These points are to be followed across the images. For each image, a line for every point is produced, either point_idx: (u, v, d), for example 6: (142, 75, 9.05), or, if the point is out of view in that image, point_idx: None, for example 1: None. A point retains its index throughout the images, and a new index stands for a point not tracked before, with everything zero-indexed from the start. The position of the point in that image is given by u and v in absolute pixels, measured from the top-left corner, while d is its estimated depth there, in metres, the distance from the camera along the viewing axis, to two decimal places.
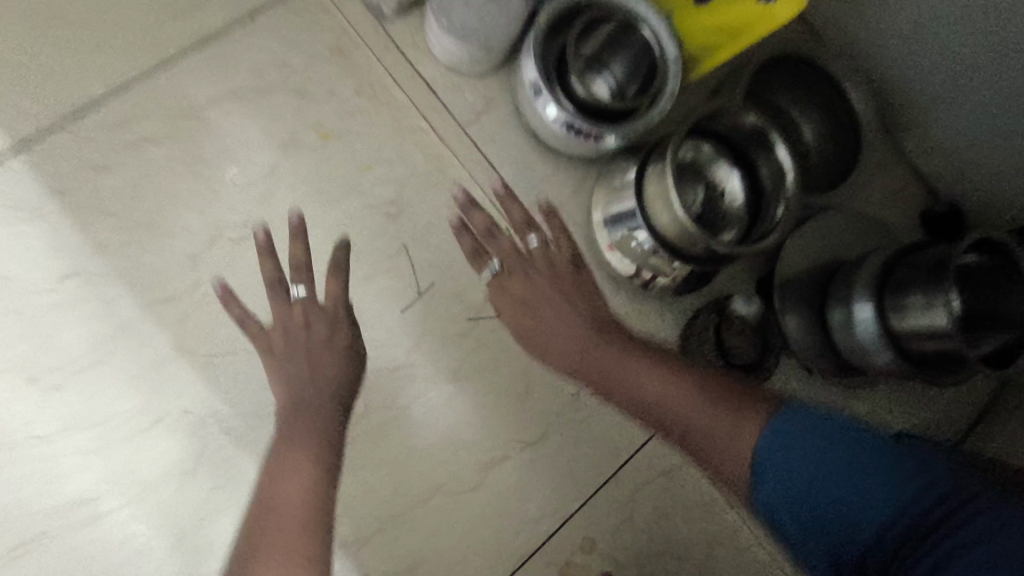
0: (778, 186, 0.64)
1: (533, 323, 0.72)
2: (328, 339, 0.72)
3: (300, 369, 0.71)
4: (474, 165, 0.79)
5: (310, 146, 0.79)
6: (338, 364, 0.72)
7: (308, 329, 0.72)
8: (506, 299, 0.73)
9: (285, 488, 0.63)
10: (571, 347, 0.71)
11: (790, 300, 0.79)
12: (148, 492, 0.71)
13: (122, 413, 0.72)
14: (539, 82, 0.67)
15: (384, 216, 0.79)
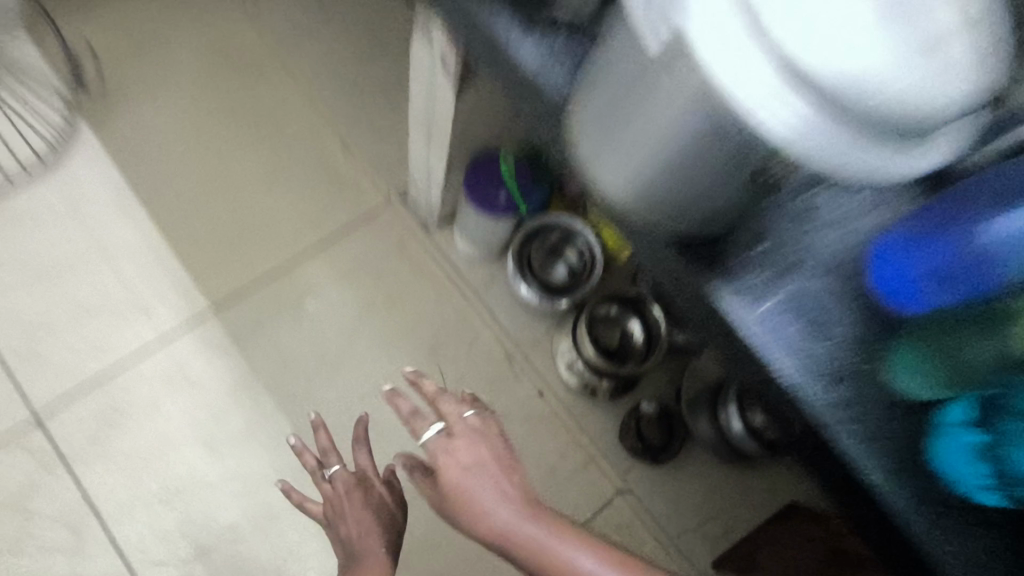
0: (659, 334, 1.09)
1: (477, 510, 0.63)
2: (377, 512, 0.81)
3: (349, 530, 0.80)
4: (484, 315, 1.25)
5: (381, 305, 1.26)
6: (370, 517, 0.81)
7: (361, 501, 0.82)
8: (453, 482, 0.65)
9: None
10: (495, 520, 0.63)
11: (697, 408, 1.15)
12: (273, 527, 1.13)
13: (259, 474, 1.15)
14: (515, 271, 1.14)
15: (426, 348, 1.25)
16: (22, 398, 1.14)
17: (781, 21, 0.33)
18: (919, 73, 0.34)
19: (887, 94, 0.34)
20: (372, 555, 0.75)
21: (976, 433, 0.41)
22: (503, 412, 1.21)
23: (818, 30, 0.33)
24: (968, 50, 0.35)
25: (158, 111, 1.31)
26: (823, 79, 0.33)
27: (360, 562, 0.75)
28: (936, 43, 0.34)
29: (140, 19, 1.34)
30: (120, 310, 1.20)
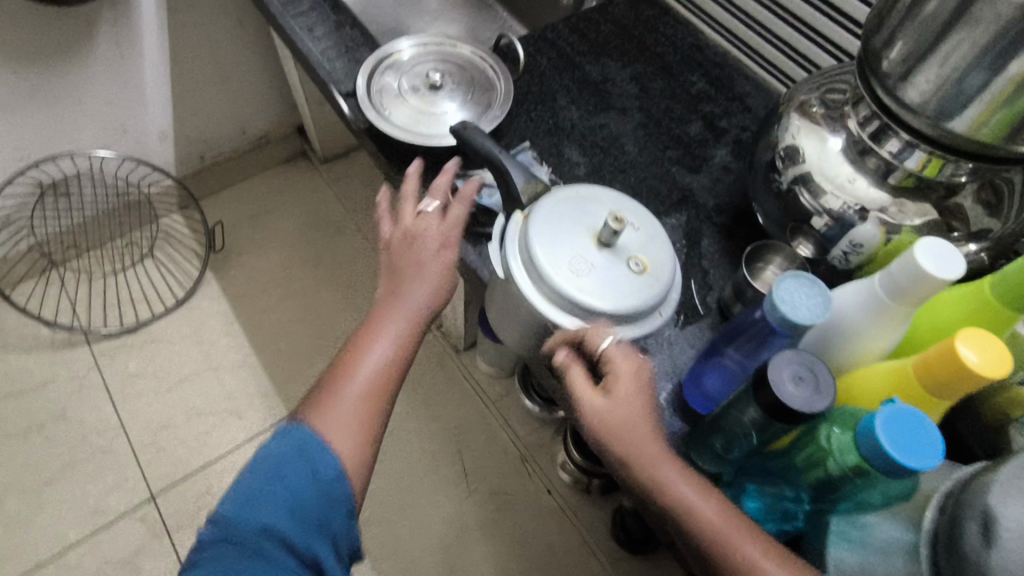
0: None
1: (648, 458, 0.52)
2: (441, 268, 0.70)
3: (405, 272, 0.69)
4: (503, 423, 1.54)
5: (419, 411, 1.56)
6: (444, 270, 0.70)
7: (428, 244, 0.71)
8: (624, 396, 0.54)
9: (374, 362, 0.64)
10: (644, 430, 0.53)
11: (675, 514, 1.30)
12: None
13: None
14: (520, 387, 1.48)
15: (452, 449, 1.52)
16: (143, 478, 1.47)
17: (553, 259, 0.60)
18: (634, 282, 0.60)
19: (619, 295, 0.59)
20: (424, 297, 0.69)
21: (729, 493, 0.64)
22: (514, 505, 1.47)
23: (574, 266, 0.60)
24: (665, 267, 0.61)
25: (264, 262, 1.76)
26: (580, 289, 0.59)
27: (410, 295, 0.68)
28: (645, 266, 0.60)
29: (262, 200, 1.86)
30: (221, 413, 1.56)
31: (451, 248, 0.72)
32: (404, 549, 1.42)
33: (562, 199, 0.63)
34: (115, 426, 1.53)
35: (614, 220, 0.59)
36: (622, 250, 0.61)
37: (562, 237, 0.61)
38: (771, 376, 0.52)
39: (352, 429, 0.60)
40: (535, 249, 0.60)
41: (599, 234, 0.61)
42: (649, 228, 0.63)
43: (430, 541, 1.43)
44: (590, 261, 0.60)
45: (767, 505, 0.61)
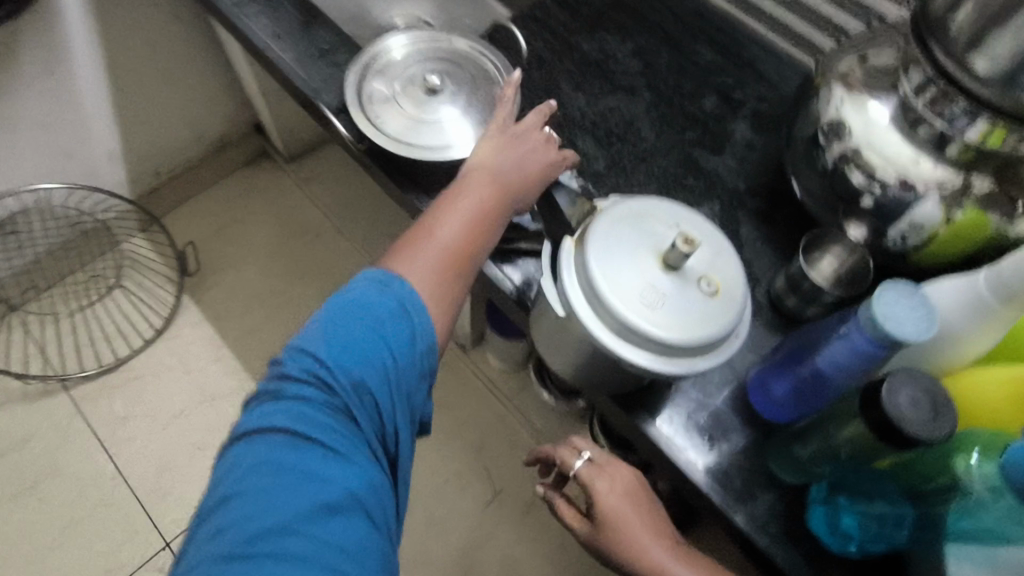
0: None
1: (646, 554, 0.61)
2: (538, 167, 0.73)
3: (506, 155, 0.72)
4: (520, 421, 1.54)
5: (432, 416, 1.53)
6: (542, 169, 0.73)
7: (530, 142, 0.74)
8: (610, 505, 0.64)
9: (460, 231, 0.68)
10: (637, 530, 0.62)
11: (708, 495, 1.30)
12: None
13: None
14: (536, 380, 1.44)
15: (473, 451, 1.51)
16: (153, 526, 1.40)
17: (621, 289, 0.54)
18: (710, 304, 0.55)
19: (699, 321, 0.54)
20: (520, 192, 0.71)
21: (825, 507, 0.63)
22: (543, 498, 1.46)
23: (645, 293, 0.54)
24: (737, 283, 0.56)
25: (243, 277, 1.66)
26: (656, 320, 0.53)
27: (508, 178, 0.71)
28: (718, 285, 0.56)
29: (228, 210, 1.74)
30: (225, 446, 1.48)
31: (552, 166, 0.74)
32: (439, 559, 1.40)
33: (616, 219, 0.57)
34: (111, 474, 1.44)
35: (684, 239, 0.53)
36: (692, 269, 0.56)
37: (626, 263, 0.55)
38: (886, 398, 0.48)
39: (437, 287, 0.65)
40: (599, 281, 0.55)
41: (666, 255, 0.56)
42: (714, 240, 0.58)
43: (463, 545, 1.41)
44: (661, 286, 0.55)
45: (869, 519, 0.61)
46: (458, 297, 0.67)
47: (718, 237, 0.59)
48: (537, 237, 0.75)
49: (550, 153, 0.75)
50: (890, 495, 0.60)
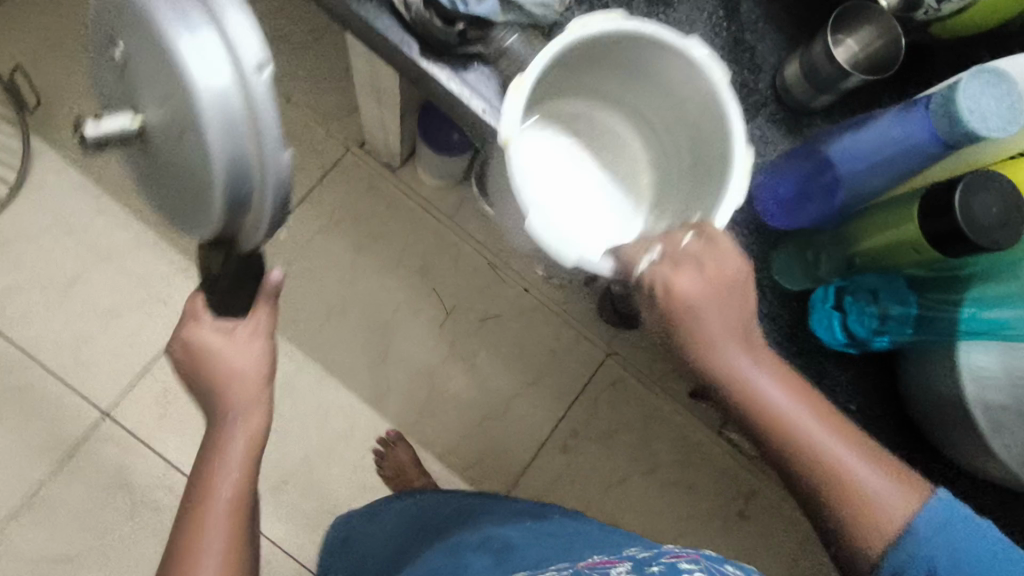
0: None
1: (752, 383, 0.60)
2: (244, 362, 0.72)
3: (211, 389, 0.71)
4: (464, 237, 1.43)
5: (370, 246, 1.42)
6: (257, 368, 0.72)
7: (223, 352, 0.71)
8: (716, 320, 0.60)
9: (219, 490, 0.66)
10: (737, 358, 0.60)
11: None
12: (334, 448, 1.38)
13: (308, 410, 1.37)
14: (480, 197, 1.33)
15: (418, 276, 1.42)
16: (84, 400, 1.28)
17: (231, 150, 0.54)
18: (169, 95, 0.55)
19: (176, 146, 0.57)
20: (241, 408, 0.70)
21: (837, 312, 0.63)
22: (497, 313, 1.43)
23: (171, 164, 0.60)
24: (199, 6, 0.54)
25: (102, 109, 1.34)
26: (186, 187, 0.60)
27: (230, 415, 0.70)
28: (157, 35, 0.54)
29: (55, 21, 1.34)
30: (141, 306, 1.32)
31: (262, 303, 0.73)
32: (403, 385, 1.40)
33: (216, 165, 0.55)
34: (14, 355, 1.28)
35: (84, 121, 0.59)
36: (145, 117, 0.59)
37: (145, 153, 0.63)
38: (960, 202, 0.48)
39: (228, 555, 0.64)
40: (160, 192, 0.65)
41: (125, 116, 0.59)
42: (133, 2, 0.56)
43: (422, 367, 1.41)
44: (144, 145, 0.62)
45: (876, 318, 0.63)
46: (254, 548, 0.69)
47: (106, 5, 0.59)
48: (511, 31, 0.62)
49: (248, 340, 0.73)
50: (899, 293, 0.62)
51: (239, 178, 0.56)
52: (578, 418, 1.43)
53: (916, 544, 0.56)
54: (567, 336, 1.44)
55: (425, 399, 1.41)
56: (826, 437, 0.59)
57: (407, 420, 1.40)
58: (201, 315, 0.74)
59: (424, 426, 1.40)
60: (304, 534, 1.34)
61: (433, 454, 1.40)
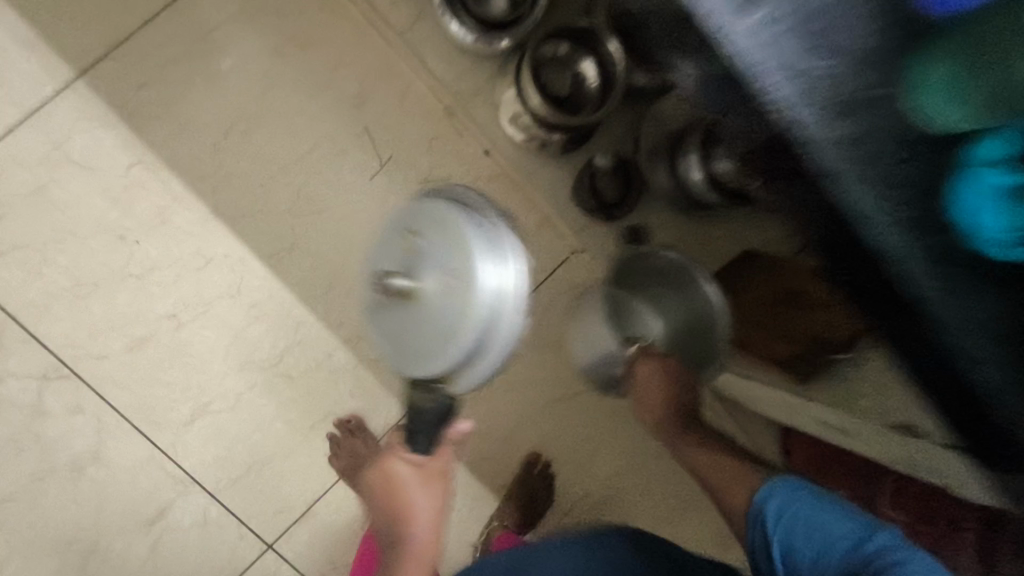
0: (613, 74, 0.94)
1: (656, 404, 0.97)
2: (424, 500, 0.82)
3: (385, 508, 0.83)
4: (415, 69, 1.11)
5: (293, 56, 1.08)
6: (428, 504, 0.82)
7: (410, 494, 0.81)
8: (651, 391, 0.96)
9: None
10: (655, 396, 0.96)
11: (658, 158, 1.04)
12: (209, 309, 1.07)
13: (181, 259, 1.06)
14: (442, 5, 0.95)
15: (350, 108, 1.11)
16: None
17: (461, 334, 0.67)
18: (458, 291, 0.67)
19: (427, 322, 0.68)
20: (421, 537, 0.81)
21: (1008, 172, 0.39)
22: (444, 176, 1.15)
23: (426, 320, 0.68)
24: (481, 296, 0.66)
25: None
26: (426, 341, 0.69)
27: (408, 541, 0.81)
28: (463, 307, 0.67)
29: None
30: None
31: (445, 449, 0.82)
32: (313, 248, 1.11)
33: (434, 356, 0.69)
34: None
35: (391, 282, 0.67)
36: (455, 269, 0.67)
37: (393, 319, 0.71)
38: None
39: None
40: (394, 331, 0.72)
41: (428, 363, 0.69)
42: (450, 232, 0.69)
43: (338, 227, 1.12)
44: (399, 315, 0.71)
45: None
46: None
47: (415, 216, 0.72)
48: None
49: (435, 487, 0.83)
50: None
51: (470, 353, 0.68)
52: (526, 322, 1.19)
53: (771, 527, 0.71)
54: (528, 218, 1.18)
55: (336, 270, 1.12)
56: (705, 457, 0.89)
57: (314, 292, 1.11)
58: (403, 457, 0.82)
59: (334, 303, 1.12)
60: (162, 411, 1.07)
61: (337, 340, 1.12)
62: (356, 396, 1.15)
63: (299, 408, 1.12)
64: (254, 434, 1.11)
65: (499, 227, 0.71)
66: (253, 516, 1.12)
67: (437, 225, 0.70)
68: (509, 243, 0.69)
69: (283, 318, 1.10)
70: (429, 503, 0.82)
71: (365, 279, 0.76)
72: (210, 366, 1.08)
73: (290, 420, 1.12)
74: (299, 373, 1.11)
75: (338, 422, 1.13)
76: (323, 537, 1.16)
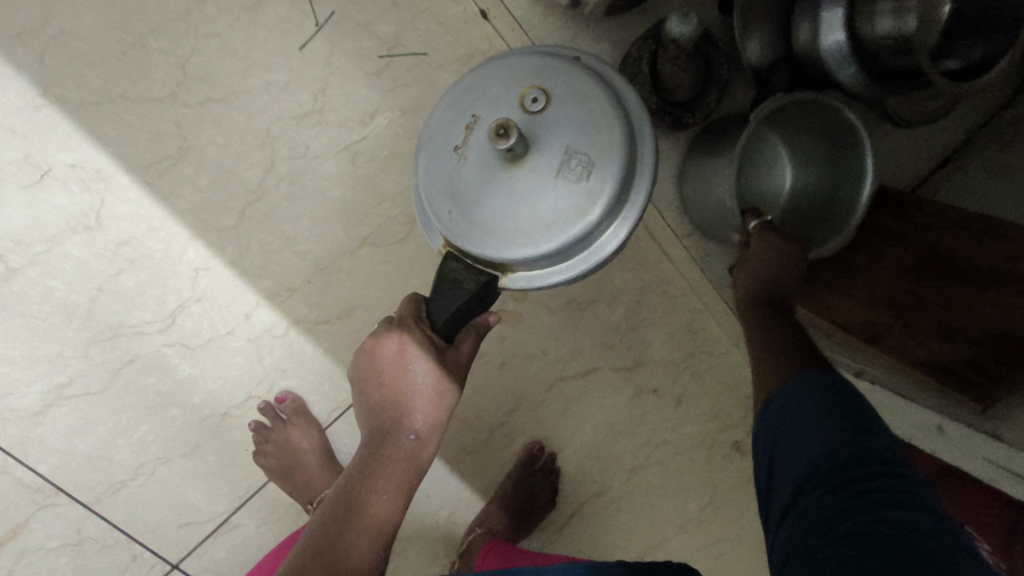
0: None
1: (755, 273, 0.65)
2: (429, 387, 0.56)
3: (375, 390, 0.57)
4: None
5: None
6: (434, 395, 0.56)
7: (411, 377, 0.55)
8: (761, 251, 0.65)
9: (388, 479, 0.55)
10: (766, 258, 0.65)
11: (754, 21, 0.68)
12: (58, 248, 0.71)
13: (4, 167, 0.68)
14: None
15: None
16: None
17: (532, 222, 0.54)
18: (580, 186, 0.54)
19: (500, 179, 0.55)
20: (421, 421, 0.56)
21: None
22: (420, 50, 0.76)
23: (522, 201, 0.54)
24: (600, 202, 0.54)
25: None
26: (496, 205, 0.55)
27: (408, 421, 0.56)
28: (575, 205, 0.54)
29: None
30: None
31: (468, 340, 0.58)
32: (214, 158, 0.73)
33: (488, 229, 0.55)
34: None
35: (506, 141, 0.50)
36: (577, 158, 0.54)
37: (478, 180, 0.55)
38: None
39: (390, 475, 0.55)
40: (473, 194, 0.56)
41: (503, 247, 0.55)
42: (592, 109, 0.55)
43: (252, 124, 0.74)
44: (485, 180, 0.55)
45: None
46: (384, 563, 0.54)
47: (547, 68, 0.56)
48: None
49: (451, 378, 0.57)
50: None
51: (527, 246, 0.55)
52: None
53: (766, 420, 0.52)
54: None
55: (252, 190, 0.75)
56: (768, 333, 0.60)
57: (218, 222, 0.74)
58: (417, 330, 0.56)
59: (250, 240, 0.75)
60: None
61: (257, 298, 0.77)
62: (288, 371, 0.80)
63: (206, 388, 0.79)
64: (140, 425, 0.77)
65: (640, 128, 0.57)
66: (146, 532, 0.80)
67: (576, 94, 0.55)
68: (644, 171, 0.56)
69: (168, 262, 0.74)
70: (428, 437, 0.57)
71: (448, 114, 0.58)
72: (60, 333, 0.73)
73: (192, 406, 0.79)
74: (202, 342, 0.77)
75: (263, 404, 0.81)
76: (246, 559, 0.83)
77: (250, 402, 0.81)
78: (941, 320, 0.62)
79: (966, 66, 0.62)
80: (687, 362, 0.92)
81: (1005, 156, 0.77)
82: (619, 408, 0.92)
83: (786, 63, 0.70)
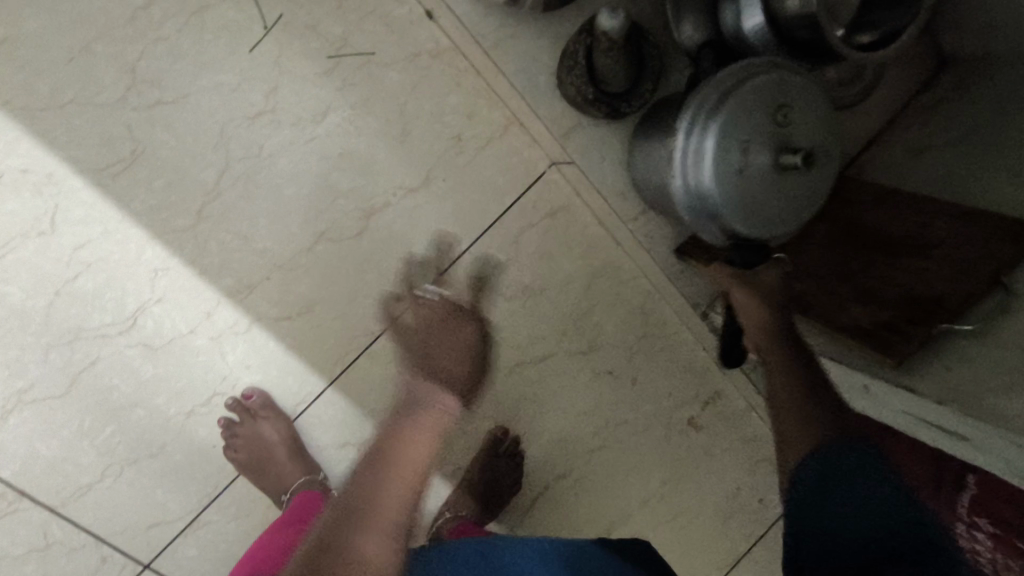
0: None
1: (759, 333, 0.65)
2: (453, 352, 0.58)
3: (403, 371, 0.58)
4: None
5: None
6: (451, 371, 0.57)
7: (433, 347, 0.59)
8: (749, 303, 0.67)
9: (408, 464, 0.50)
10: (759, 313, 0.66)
11: (683, 9, 0.75)
12: (12, 252, 0.72)
13: None
14: None
15: None
16: None
17: (806, 204, 0.66)
18: (823, 163, 0.66)
19: (784, 183, 0.64)
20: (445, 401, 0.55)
21: None
22: (368, 50, 0.79)
23: (795, 193, 0.65)
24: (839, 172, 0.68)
25: None
26: (795, 199, 0.66)
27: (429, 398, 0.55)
28: (819, 180, 0.66)
29: None
30: None
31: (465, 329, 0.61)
32: (168, 159, 0.75)
33: (775, 223, 0.66)
34: None
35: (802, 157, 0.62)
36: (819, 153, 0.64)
37: (763, 188, 0.64)
38: None
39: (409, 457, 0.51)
40: (756, 202, 0.64)
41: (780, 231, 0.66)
42: (813, 98, 0.65)
43: (204, 125, 0.75)
44: (779, 188, 0.64)
45: None
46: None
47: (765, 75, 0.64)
48: None
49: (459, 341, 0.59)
50: None
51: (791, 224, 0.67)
52: (487, 259, 0.87)
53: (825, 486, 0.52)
54: (494, 112, 0.84)
55: (207, 190, 0.76)
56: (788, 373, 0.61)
57: (173, 222, 0.76)
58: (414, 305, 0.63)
59: (208, 239, 0.77)
60: None
61: (217, 295, 0.78)
62: (252, 368, 0.82)
63: (168, 388, 0.80)
64: (104, 427, 0.78)
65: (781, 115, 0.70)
66: (114, 534, 0.80)
67: (798, 91, 0.64)
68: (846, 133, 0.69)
69: (127, 264, 0.75)
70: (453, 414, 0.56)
71: (711, 145, 0.63)
72: (19, 337, 0.74)
73: (155, 406, 0.80)
74: (164, 342, 0.78)
75: (231, 402, 0.82)
76: (218, 557, 0.84)
77: (215, 400, 0.82)
78: (864, 284, 0.67)
79: (885, 33, 0.66)
80: (641, 343, 0.96)
81: (921, 136, 0.83)
82: (579, 389, 0.95)
83: (712, 47, 0.72)
